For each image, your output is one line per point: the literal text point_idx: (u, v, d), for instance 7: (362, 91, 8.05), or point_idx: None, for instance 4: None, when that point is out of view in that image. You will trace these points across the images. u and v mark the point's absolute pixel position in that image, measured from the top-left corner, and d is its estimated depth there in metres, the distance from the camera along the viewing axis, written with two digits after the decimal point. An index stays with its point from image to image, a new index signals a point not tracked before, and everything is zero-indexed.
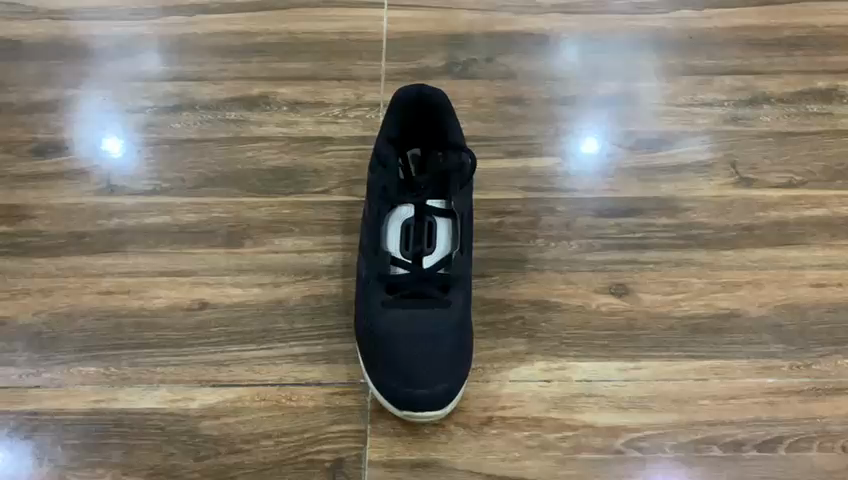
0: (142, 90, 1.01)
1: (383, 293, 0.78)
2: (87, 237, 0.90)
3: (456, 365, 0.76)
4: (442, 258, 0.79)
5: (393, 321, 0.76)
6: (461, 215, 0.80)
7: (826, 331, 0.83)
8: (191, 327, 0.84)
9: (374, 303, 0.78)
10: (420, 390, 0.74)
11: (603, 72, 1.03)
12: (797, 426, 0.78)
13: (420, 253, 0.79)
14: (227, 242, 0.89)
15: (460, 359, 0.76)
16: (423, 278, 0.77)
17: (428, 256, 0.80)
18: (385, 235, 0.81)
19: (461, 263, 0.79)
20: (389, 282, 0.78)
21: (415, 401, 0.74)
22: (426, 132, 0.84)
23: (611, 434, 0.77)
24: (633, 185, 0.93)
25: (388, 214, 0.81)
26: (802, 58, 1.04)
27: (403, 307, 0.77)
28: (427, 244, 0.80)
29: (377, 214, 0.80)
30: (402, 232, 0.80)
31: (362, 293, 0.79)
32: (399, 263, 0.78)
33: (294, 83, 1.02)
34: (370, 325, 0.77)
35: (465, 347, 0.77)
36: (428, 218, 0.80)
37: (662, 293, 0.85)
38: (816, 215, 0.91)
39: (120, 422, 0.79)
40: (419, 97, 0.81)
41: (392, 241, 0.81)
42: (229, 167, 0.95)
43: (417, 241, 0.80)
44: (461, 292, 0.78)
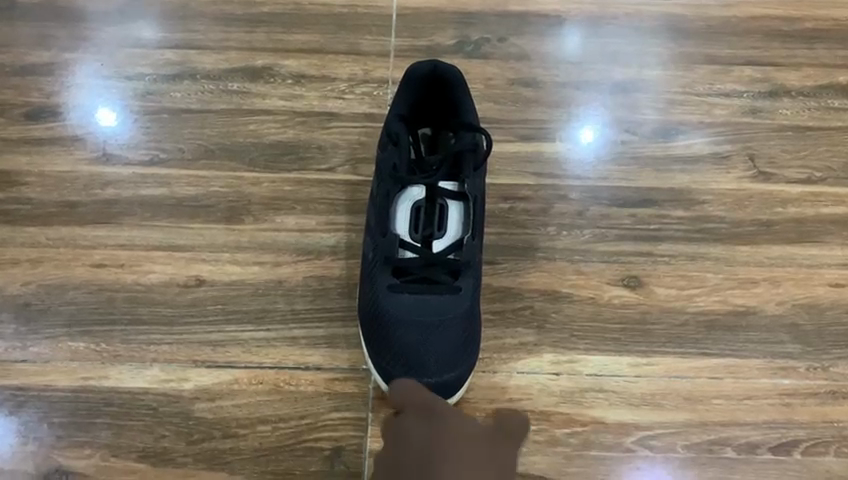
0: (141, 56, 0.97)
1: (390, 277, 0.75)
2: (80, 207, 0.86)
3: (463, 355, 0.73)
4: (452, 243, 0.76)
5: (400, 306, 0.73)
6: (474, 198, 0.76)
7: (843, 332, 0.81)
8: (186, 304, 0.80)
9: (380, 287, 0.74)
10: (424, 380, 0.72)
11: (619, 57, 1.00)
12: (813, 430, 0.75)
13: (429, 236, 0.77)
14: (226, 217, 0.86)
15: (466, 349, 0.73)
16: (432, 263, 0.74)
17: (437, 240, 0.77)
18: (394, 215, 0.77)
19: (472, 249, 0.75)
20: (396, 266, 0.74)
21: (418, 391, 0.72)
22: (439, 110, 0.81)
23: (622, 431, 0.75)
24: (647, 174, 0.90)
25: (398, 194, 0.77)
26: (823, 51, 1.01)
27: (410, 292, 0.74)
28: (437, 228, 0.77)
29: (386, 192, 0.76)
30: (412, 213, 0.77)
31: (367, 277, 0.76)
32: (407, 246, 0.75)
33: (299, 55, 0.98)
34: (376, 310, 0.74)
35: (471, 337, 0.74)
36: (439, 200, 0.77)
37: (676, 287, 0.82)
38: (835, 213, 0.88)
39: (110, 401, 0.75)
40: (434, 72, 0.78)
41: (401, 223, 0.77)
42: (230, 140, 0.91)
43: (427, 224, 0.77)
44: (471, 278, 0.75)
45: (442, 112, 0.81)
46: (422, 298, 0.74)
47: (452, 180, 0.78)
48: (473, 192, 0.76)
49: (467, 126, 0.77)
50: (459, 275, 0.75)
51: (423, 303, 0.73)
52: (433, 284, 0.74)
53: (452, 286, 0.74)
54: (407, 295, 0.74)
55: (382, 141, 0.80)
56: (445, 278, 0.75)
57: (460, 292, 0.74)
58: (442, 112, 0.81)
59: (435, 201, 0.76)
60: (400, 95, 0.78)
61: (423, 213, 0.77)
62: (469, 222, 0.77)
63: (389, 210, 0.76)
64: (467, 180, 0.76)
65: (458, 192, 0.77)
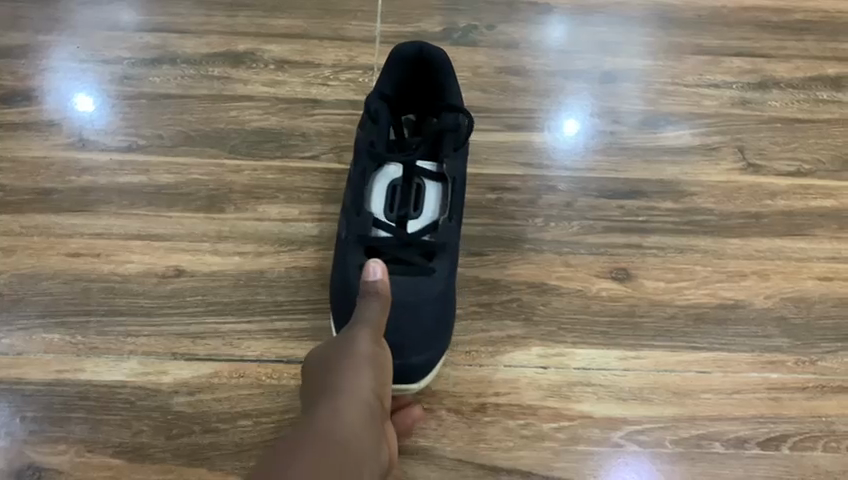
0: (119, 39, 0.94)
1: (362, 257, 0.73)
2: (55, 194, 0.83)
3: (434, 338, 0.71)
4: (428, 224, 0.75)
5: None
6: (453, 180, 0.75)
7: (831, 326, 0.80)
8: (165, 295, 0.78)
9: (351, 266, 0.73)
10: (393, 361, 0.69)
11: (608, 46, 0.98)
12: (801, 424, 0.75)
13: (405, 216, 0.75)
14: (207, 206, 0.83)
15: (438, 333, 0.72)
16: (407, 243, 0.73)
17: (413, 221, 0.75)
18: (369, 194, 0.75)
19: (449, 231, 0.74)
20: (369, 245, 0.73)
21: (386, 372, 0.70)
22: (422, 94, 0.79)
23: (610, 426, 0.74)
24: (636, 165, 0.89)
25: (374, 172, 0.76)
26: (813, 42, 1.00)
27: None
28: (414, 208, 0.75)
29: (361, 170, 0.75)
30: (388, 192, 0.75)
31: (339, 256, 0.74)
32: (381, 225, 0.73)
33: (283, 40, 0.96)
34: (346, 290, 0.72)
35: (444, 320, 0.73)
36: (416, 180, 0.75)
37: (664, 280, 0.82)
38: (824, 206, 0.87)
39: (85, 394, 0.73)
40: (420, 54, 0.77)
41: (376, 202, 0.75)
42: (211, 126, 0.88)
43: (404, 204, 0.75)
44: (445, 260, 0.74)
45: (425, 96, 0.79)
46: (394, 278, 0.72)
47: (431, 161, 0.77)
48: (452, 174, 0.75)
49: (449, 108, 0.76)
50: (433, 257, 0.74)
51: (393, 283, 0.72)
52: (407, 265, 0.73)
53: (426, 268, 0.73)
54: None
55: (361, 120, 0.78)
56: (419, 259, 0.73)
57: (434, 274, 0.73)
58: (425, 92, 0.79)
59: (412, 181, 0.75)
60: (383, 75, 0.77)
61: (400, 192, 0.75)
62: (447, 203, 0.75)
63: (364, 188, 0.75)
64: (446, 161, 0.75)
65: (437, 172, 0.76)
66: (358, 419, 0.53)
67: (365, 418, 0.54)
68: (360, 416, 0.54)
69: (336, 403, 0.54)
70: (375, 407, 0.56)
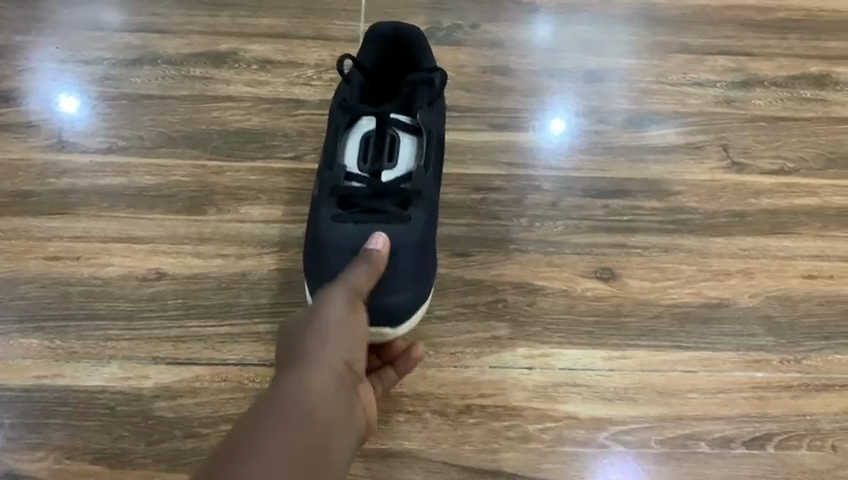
0: (99, 40, 0.93)
1: (335, 208, 0.72)
2: (34, 196, 0.82)
3: (409, 282, 0.70)
4: (402, 174, 0.75)
5: (344, 234, 0.70)
6: (426, 131, 0.76)
7: (816, 325, 0.80)
8: (146, 298, 0.77)
9: (324, 217, 0.72)
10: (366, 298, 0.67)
11: (592, 45, 0.98)
12: (786, 423, 0.75)
13: (378, 168, 0.75)
14: (188, 208, 0.82)
15: (413, 279, 0.70)
16: (380, 192, 0.73)
17: (387, 173, 0.75)
18: (343, 150, 0.76)
19: (423, 180, 0.74)
20: (342, 196, 0.72)
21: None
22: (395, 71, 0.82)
23: (595, 427, 0.73)
24: (620, 165, 0.89)
25: (348, 131, 0.77)
26: (796, 41, 1.00)
27: (354, 220, 0.71)
28: (387, 161, 0.75)
29: (335, 126, 0.76)
30: (362, 147, 0.76)
31: (313, 215, 0.74)
32: (354, 175, 0.73)
33: (265, 40, 0.95)
34: (317, 240, 0.71)
35: (419, 267, 0.71)
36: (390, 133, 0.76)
37: (649, 279, 0.81)
38: (808, 204, 0.87)
39: (64, 400, 0.72)
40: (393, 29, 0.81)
41: (349, 157, 0.76)
42: (192, 127, 0.87)
43: (378, 158, 0.76)
44: (421, 208, 0.73)
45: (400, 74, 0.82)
46: (366, 225, 0.71)
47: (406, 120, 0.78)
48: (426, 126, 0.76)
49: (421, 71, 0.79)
50: (408, 205, 0.73)
51: (367, 228, 0.71)
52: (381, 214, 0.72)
53: (401, 215, 0.72)
54: (351, 223, 0.71)
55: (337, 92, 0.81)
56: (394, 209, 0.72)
57: (409, 221, 0.72)
58: (402, 71, 0.82)
59: (387, 134, 0.76)
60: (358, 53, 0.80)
61: (374, 146, 0.76)
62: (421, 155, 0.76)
63: (338, 144, 0.76)
64: (420, 113, 0.77)
65: (411, 126, 0.77)
66: (324, 396, 0.52)
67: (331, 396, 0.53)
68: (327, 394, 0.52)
69: (304, 376, 0.52)
70: (345, 376, 0.55)
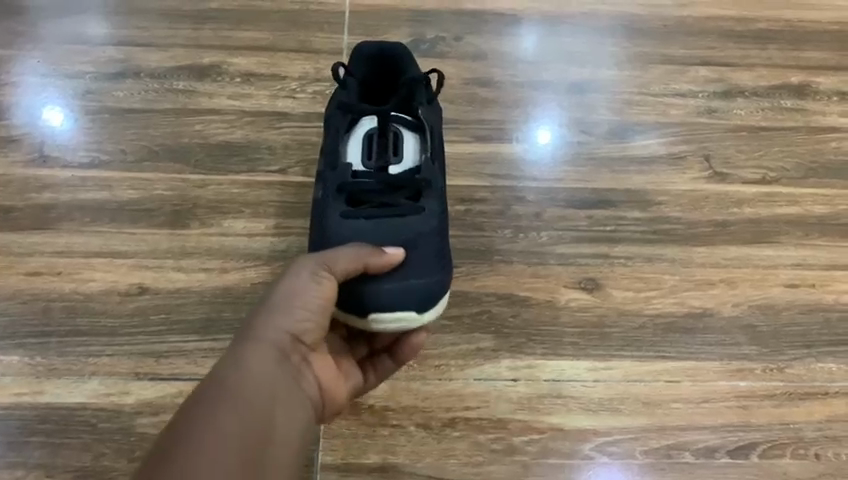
0: (81, 54, 0.93)
1: (344, 205, 0.70)
2: (15, 212, 0.81)
3: (432, 266, 0.67)
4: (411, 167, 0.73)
5: (357, 227, 0.68)
6: (428, 124, 0.76)
7: (799, 334, 0.81)
8: (128, 313, 0.77)
9: (333, 215, 0.69)
10: (392, 285, 0.64)
11: (575, 57, 0.99)
12: (770, 432, 0.75)
13: (385, 164, 0.74)
14: (171, 222, 0.82)
15: (436, 264, 0.68)
16: (390, 184, 0.71)
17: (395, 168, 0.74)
18: (346, 150, 0.75)
19: (432, 170, 0.73)
20: (349, 193, 0.71)
21: (381, 299, 0.63)
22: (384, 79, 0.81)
23: (580, 438, 0.73)
24: (603, 175, 0.89)
25: (349, 133, 0.76)
26: (775, 51, 1.01)
27: (366, 214, 0.69)
28: (393, 157, 0.74)
29: (335, 128, 0.75)
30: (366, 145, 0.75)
31: (319, 217, 0.71)
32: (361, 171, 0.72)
33: (249, 53, 0.95)
34: (329, 239, 0.69)
35: (440, 254, 0.69)
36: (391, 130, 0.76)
37: (633, 289, 0.82)
38: (790, 213, 0.88)
39: (45, 418, 0.71)
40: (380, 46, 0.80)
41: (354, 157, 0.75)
42: (175, 141, 0.87)
43: (383, 155, 0.74)
44: (433, 199, 0.71)
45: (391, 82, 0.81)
46: (380, 217, 0.68)
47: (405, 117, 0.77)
48: (427, 120, 0.76)
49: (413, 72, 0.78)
50: (420, 196, 0.71)
51: (381, 221, 0.68)
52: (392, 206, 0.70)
53: (415, 204, 0.70)
54: (364, 217, 0.68)
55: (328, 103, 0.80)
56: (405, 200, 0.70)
57: (423, 209, 0.70)
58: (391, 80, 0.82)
59: (387, 131, 0.76)
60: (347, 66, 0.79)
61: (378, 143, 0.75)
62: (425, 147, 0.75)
63: (339, 145, 0.74)
64: (419, 109, 0.77)
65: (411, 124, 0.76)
66: (271, 376, 0.56)
67: (279, 371, 0.57)
68: (275, 369, 0.57)
69: (254, 358, 0.56)
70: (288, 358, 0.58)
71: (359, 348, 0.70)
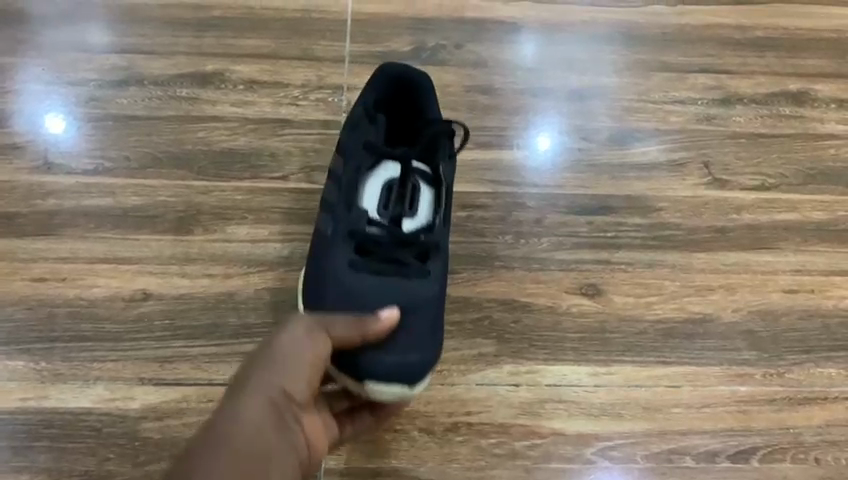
0: (84, 61, 0.93)
1: (355, 255, 0.72)
2: (19, 218, 0.82)
3: (430, 343, 0.69)
4: (423, 225, 0.74)
5: (364, 285, 0.70)
6: (447, 183, 0.76)
7: (798, 339, 0.81)
8: (132, 319, 0.77)
9: (341, 263, 0.71)
10: (392, 358, 0.66)
11: (576, 64, 0.99)
12: (769, 436, 0.76)
13: (399, 214, 0.74)
14: (175, 228, 0.83)
15: (433, 339, 0.70)
16: (402, 241, 0.72)
17: (407, 220, 0.74)
18: (363, 191, 0.75)
19: (442, 233, 0.74)
20: (361, 241, 0.72)
21: (379, 370, 0.66)
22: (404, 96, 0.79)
23: (581, 442, 0.74)
24: (603, 182, 0.90)
25: (368, 171, 0.76)
26: (774, 59, 1.02)
27: (374, 272, 0.71)
28: (408, 208, 0.75)
29: (356, 165, 0.75)
30: (383, 191, 0.75)
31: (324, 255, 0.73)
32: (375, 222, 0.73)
33: (251, 60, 0.95)
34: (332, 284, 0.71)
35: (438, 326, 0.71)
36: (411, 180, 0.76)
37: (633, 295, 0.82)
38: (788, 220, 0.89)
39: (50, 422, 0.72)
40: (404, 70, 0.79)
41: (368, 200, 0.75)
42: (178, 147, 0.88)
43: (398, 203, 0.75)
44: (439, 262, 0.73)
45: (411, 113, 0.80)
46: (389, 278, 0.71)
47: (425, 165, 0.77)
48: (447, 178, 0.76)
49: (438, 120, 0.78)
50: (428, 258, 0.73)
51: (389, 284, 0.70)
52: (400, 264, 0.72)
53: (422, 268, 0.72)
54: (372, 275, 0.71)
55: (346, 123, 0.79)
56: (414, 260, 0.72)
57: (429, 274, 0.72)
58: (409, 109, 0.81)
59: (408, 181, 0.75)
60: (371, 86, 0.78)
61: (396, 192, 0.75)
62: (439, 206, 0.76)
63: (356, 186, 0.74)
64: (442, 164, 0.77)
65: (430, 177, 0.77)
66: (263, 426, 0.56)
67: (273, 421, 0.57)
68: (268, 420, 0.57)
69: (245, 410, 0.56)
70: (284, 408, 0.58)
71: (338, 402, 0.70)
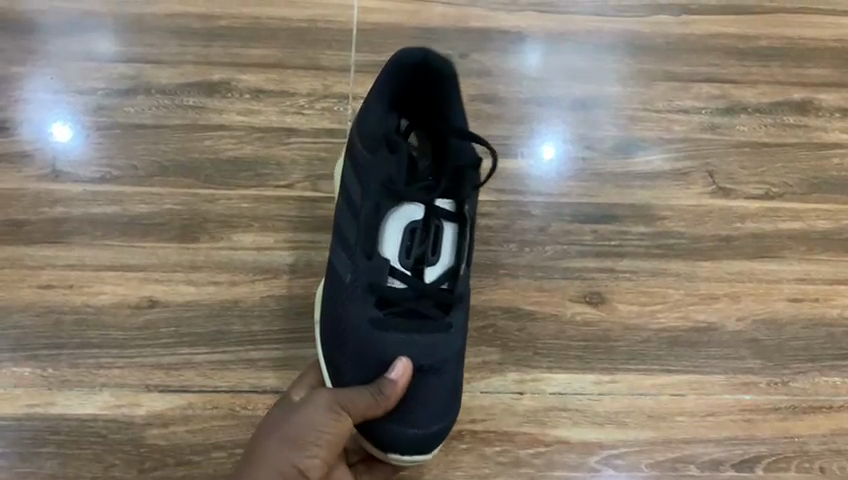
0: (91, 70, 0.93)
1: (375, 310, 0.70)
2: (27, 225, 0.82)
3: (450, 405, 0.70)
4: (445, 271, 0.72)
5: (385, 344, 0.69)
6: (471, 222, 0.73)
7: (801, 347, 0.82)
8: (139, 326, 0.78)
9: (362, 319, 0.70)
10: (413, 431, 0.67)
11: (579, 73, 0.99)
12: (774, 445, 0.77)
13: (422, 262, 0.72)
14: (181, 236, 0.83)
15: (452, 399, 0.70)
16: (423, 294, 0.70)
17: (430, 267, 0.72)
18: (384, 236, 0.72)
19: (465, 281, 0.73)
20: (381, 296, 0.70)
21: (403, 443, 0.67)
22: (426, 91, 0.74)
23: (586, 451, 0.75)
24: (608, 191, 0.90)
25: (389, 211, 0.72)
26: (778, 68, 1.02)
27: (395, 328, 0.70)
28: (432, 252, 0.72)
29: (376, 205, 0.71)
30: (405, 234, 0.72)
31: (345, 303, 0.72)
32: (397, 275, 0.70)
33: (257, 70, 0.95)
34: (352, 340, 0.70)
35: (457, 384, 0.71)
36: (435, 221, 0.72)
37: (637, 303, 0.83)
38: (793, 228, 0.89)
39: (56, 429, 0.73)
40: (425, 62, 0.71)
41: (390, 244, 0.72)
42: (184, 156, 0.88)
43: (421, 247, 0.72)
44: (460, 312, 0.73)
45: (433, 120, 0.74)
46: (410, 336, 0.69)
47: (450, 198, 0.73)
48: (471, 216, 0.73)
49: (464, 149, 0.73)
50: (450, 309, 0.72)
51: (411, 343, 0.69)
52: (422, 317, 0.71)
53: (443, 323, 0.71)
54: (393, 332, 0.70)
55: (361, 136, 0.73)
56: (435, 311, 0.71)
57: (450, 328, 0.71)
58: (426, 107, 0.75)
59: (431, 224, 0.72)
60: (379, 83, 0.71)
61: (419, 235, 0.72)
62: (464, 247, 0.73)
63: (376, 227, 0.71)
64: (467, 202, 0.73)
65: (454, 213, 0.73)
66: None
67: None
68: None
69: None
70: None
71: (353, 454, 0.72)
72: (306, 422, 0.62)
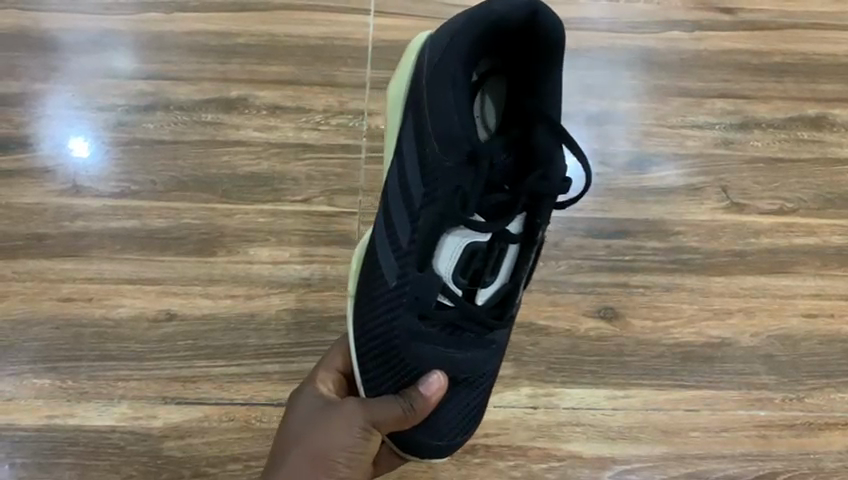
0: (112, 86, 0.95)
1: (416, 321, 0.69)
2: (48, 239, 0.84)
3: (474, 416, 0.71)
4: (499, 291, 0.70)
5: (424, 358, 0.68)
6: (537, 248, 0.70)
7: (816, 363, 0.82)
8: (156, 339, 0.79)
9: (404, 328, 0.69)
10: (438, 441, 0.68)
11: (594, 89, 0.98)
12: (790, 462, 0.77)
13: (478, 283, 0.69)
14: (198, 250, 0.84)
15: (477, 409, 0.72)
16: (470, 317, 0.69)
17: (484, 288, 0.70)
18: (442, 252, 0.69)
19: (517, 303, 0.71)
20: (428, 311, 0.68)
21: (423, 449, 0.68)
22: (517, 65, 0.69)
23: (600, 465, 0.76)
24: (621, 205, 0.89)
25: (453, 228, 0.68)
26: (792, 84, 1.02)
27: (435, 344, 0.69)
28: (490, 274, 0.69)
29: (439, 215, 0.68)
30: (464, 257, 0.68)
31: (388, 307, 0.69)
32: (448, 294, 0.68)
33: (273, 86, 0.96)
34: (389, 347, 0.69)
35: (485, 395, 0.72)
36: (499, 245, 0.69)
37: (652, 318, 0.83)
38: (808, 243, 0.89)
39: (75, 440, 0.74)
40: (531, 22, 0.66)
41: (446, 262, 0.69)
42: (203, 171, 0.89)
43: (480, 267, 0.69)
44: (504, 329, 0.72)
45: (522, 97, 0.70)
46: (448, 354, 0.69)
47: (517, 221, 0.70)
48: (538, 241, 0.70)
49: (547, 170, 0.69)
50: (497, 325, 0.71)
51: (449, 361, 0.69)
52: (467, 333, 0.70)
53: (486, 340, 0.71)
54: (434, 347, 0.68)
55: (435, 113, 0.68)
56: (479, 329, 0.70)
57: (492, 345, 0.71)
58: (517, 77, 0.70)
59: (494, 247, 0.69)
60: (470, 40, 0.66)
61: (481, 258, 0.69)
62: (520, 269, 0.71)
63: (435, 239, 0.68)
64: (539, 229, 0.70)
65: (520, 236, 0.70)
66: None
67: None
68: None
69: None
70: None
71: None
72: (336, 442, 0.62)
